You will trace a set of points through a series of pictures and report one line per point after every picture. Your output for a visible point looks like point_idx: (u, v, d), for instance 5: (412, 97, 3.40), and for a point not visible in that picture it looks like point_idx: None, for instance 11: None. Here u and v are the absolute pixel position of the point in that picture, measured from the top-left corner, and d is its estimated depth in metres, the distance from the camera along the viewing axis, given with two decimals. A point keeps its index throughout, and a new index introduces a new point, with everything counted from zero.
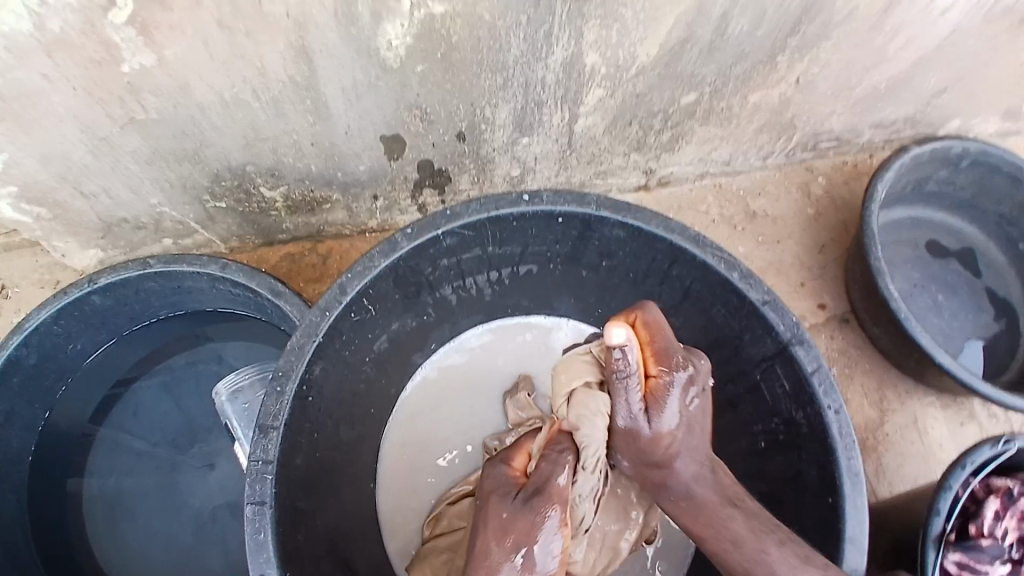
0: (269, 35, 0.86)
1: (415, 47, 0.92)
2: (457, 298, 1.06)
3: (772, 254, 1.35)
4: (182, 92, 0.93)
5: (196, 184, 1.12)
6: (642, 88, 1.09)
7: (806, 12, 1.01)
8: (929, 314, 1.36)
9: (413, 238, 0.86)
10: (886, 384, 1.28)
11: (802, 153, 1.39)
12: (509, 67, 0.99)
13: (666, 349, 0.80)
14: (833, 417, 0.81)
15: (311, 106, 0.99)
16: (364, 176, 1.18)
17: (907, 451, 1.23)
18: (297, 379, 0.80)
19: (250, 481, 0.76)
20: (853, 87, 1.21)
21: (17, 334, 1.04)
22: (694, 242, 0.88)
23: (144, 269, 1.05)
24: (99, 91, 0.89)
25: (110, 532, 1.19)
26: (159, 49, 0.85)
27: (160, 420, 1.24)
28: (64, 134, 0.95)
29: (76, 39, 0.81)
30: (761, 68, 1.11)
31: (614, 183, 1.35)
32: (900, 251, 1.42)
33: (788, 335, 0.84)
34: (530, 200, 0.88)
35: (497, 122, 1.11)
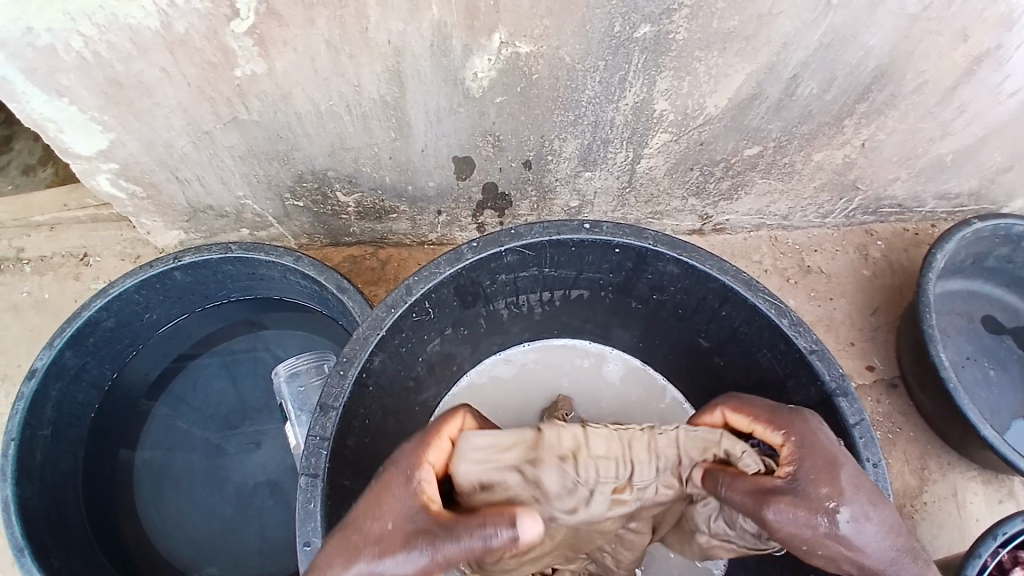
0: (368, 58, 0.94)
1: (498, 80, 0.99)
2: (509, 314, 1.11)
3: (822, 310, 1.35)
4: (283, 100, 1.02)
5: (280, 182, 1.22)
6: (707, 137, 1.14)
7: (876, 80, 1.04)
8: (980, 390, 1.34)
9: (478, 250, 0.92)
10: (928, 453, 1.25)
11: (861, 216, 1.40)
12: (582, 106, 1.05)
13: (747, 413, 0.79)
14: (871, 470, 0.81)
15: (395, 123, 1.07)
16: (432, 192, 1.26)
17: (944, 524, 1.20)
18: (359, 366, 0.86)
19: (307, 454, 0.82)
20: (919, 157, 1.22)
21: (99, 299, 1.14)
22: (747, 286, 0.91)
23: (224, 253, 1.14)
24: (209, 90, 0.99)
25: (156, 493, 1.27)
26: (270, 61, 0.94)
27: (216, 396, 1.33)
28: (172, 123, 1.06)
29: (199, 42, 0.91)
30: (827, 129, 1.14)
31: (669, 225, 1.39)
32: (954, 322, 1.40)
33: (832, 385, 0.86)
34: (591, 228, 0.93)
35: (563, 155, 1.17)
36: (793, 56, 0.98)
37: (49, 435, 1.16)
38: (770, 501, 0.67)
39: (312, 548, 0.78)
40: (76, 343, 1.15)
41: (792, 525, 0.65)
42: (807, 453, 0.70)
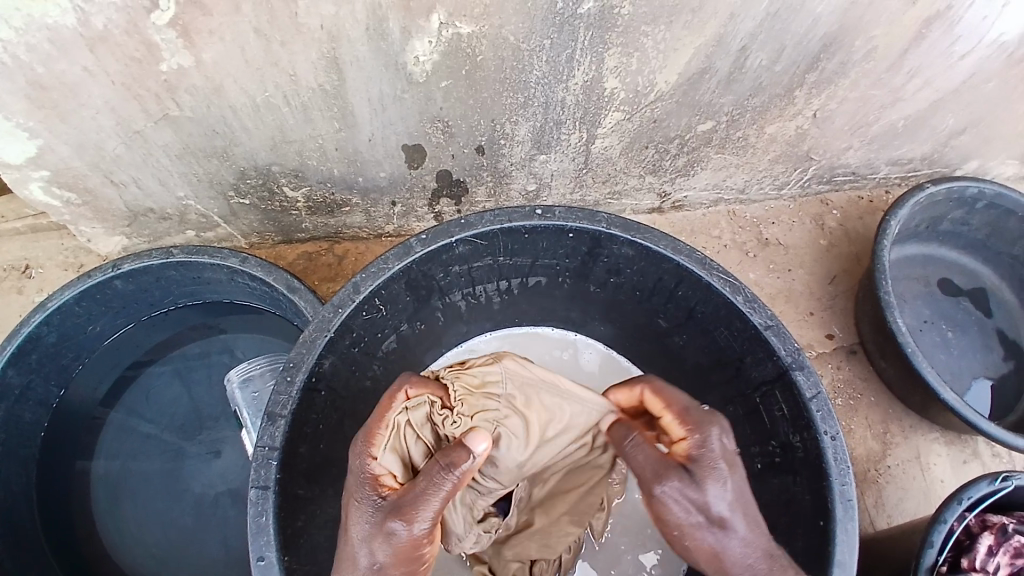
0: (303, 45, 0.90)
1: (442, 64, 0.96)
2: (466, 305, 1.09)
3: (782, 282, 1.36)
4: (216, 94, 0.97)
5: (222, 180, 1.16)
6: (660, 113, 1.12)
7: (825, 49, 1.03)
8: (936, 352, 1.37)
9: (427, 243, 0.89)
10: (890, 418, 1.28)
11: (816, 186, 1.41)
12: (531, 87, 1.02)
13: (681, 405, 0.81)
14: (828, 443, 0.82)
15: (338, 113, 1.03)
16: (384, 183, 1.21)
17: (907, 484, 1.23)
18: (306, 371, 0.83)
19: (256, 466, 0.78)
20: (870, 125, 1.23)
21: (38, 313, 1.08)
22: (701, 265, 0.90)
23: (166, 258, 1.09)
24: (135, 86, 0.93)
25: (112, 513, 1.22)
26: (198, 52, 0.89)
27: (170, 407, 1.28)
28: (100, 124, 0.99)
29: (119, 36, 0.85)
30: (779, 101, 1.13)
31: (628, 204, 1.38)
32: (910, 287, 1.42)
33: (789, 360, 0.85)
34: (543, 214, 0.90)
35: (516, 139, 1.14)
36: (742, 28, 0.96)
37: None
38: (668, 476, 0.73)
39: (267, 562, 0.75)
40: (16, 362, 1.09)
41: (679, 502, 0.73)
42: (645, 456, 0.77)
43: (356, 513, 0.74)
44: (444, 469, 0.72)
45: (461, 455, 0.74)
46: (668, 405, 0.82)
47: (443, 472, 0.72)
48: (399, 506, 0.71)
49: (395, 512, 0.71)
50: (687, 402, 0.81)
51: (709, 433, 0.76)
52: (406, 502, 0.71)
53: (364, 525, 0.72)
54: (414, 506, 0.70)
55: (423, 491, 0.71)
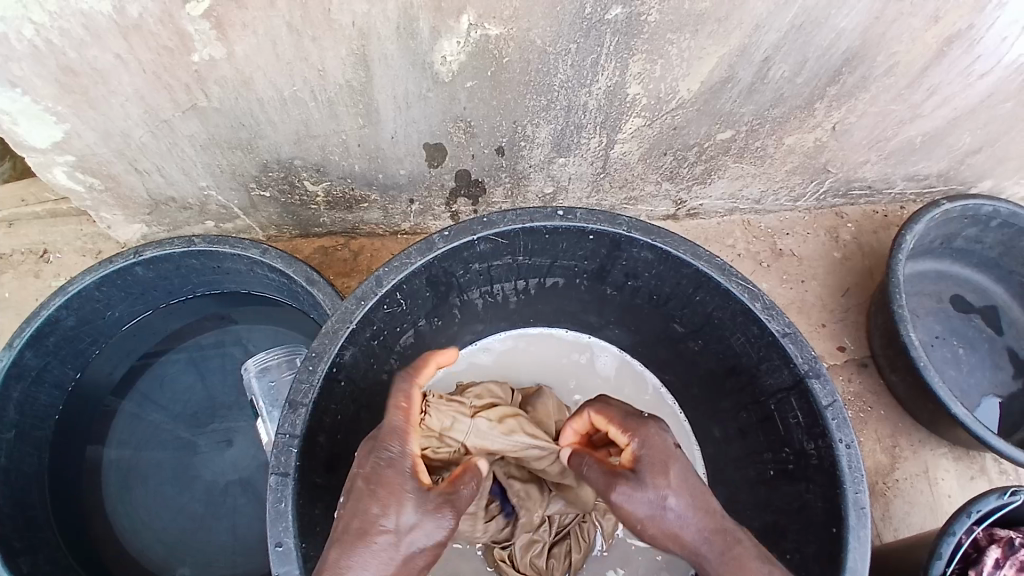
0: (333, 41, 0.91)
1: (469, 64, 0.97)
2: (483, 303, 1.10)
3: (795, 293, 1.36)
4: (245, 87, 0.98)
5: (245, 172, 1.18)
6: (680, 121, 1.13)
7: (847, 62, 1.04)
8: (946, 368, 1.37)
9: (449, 240, 0.90)
10: (899, 432, 1.28)
11: (832, 199, 1.41)
12: (555, 90, 1.03)
13: (619, 417, 0.81)
14: (843, 451, 0.82)
15: (363, 110, 1.04)
16: (403, 180, 1.23)
17: (914, 498, 1.23)
18: (328, 361, 0.84)
19: (276, 453, 0.79)
20: (888, 139, 1.24)
21: (59, 297, 1.09)
22: (721, 270, 0.90)
23: (188, 246, 1.10)
24: (166, 76, 0.95)
25: (124, 497, 1.23)
26: (230, 45, 0.91)
27: (184, 394, 1.29)
28: (128, 111, 1.01)
29: (153, 26, 0.86)
30: (799, 113, 1.14)
31: (644, 210, 1.39)
32: (921, 302, 1.42)
33: (805, 368, 0.86)
34: (564, 215, 0.91)
35: (537, 141, 1.15)
36: (766, 38, 0.97)
37: (10, 441, 1.11)
38: (614, 484, 0.74)
39: (286, 547, 0.76)
40: (35, 344, 1.10)
41: (634, 501, 0.73)
42: (593, 472, 0.79)
43: (399, 496, 0.71)
44: (474, 476, 0.80)
45: (479, 471, 0.81)
46: (610, 418, 0.81)
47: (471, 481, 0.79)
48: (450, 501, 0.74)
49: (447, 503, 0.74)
50: (629, 413, 0.81)
51: (645, 435, 0.76)
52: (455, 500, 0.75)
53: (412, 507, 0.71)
54: (462, 501, 0.76)
55: (464, 489, 0.77)
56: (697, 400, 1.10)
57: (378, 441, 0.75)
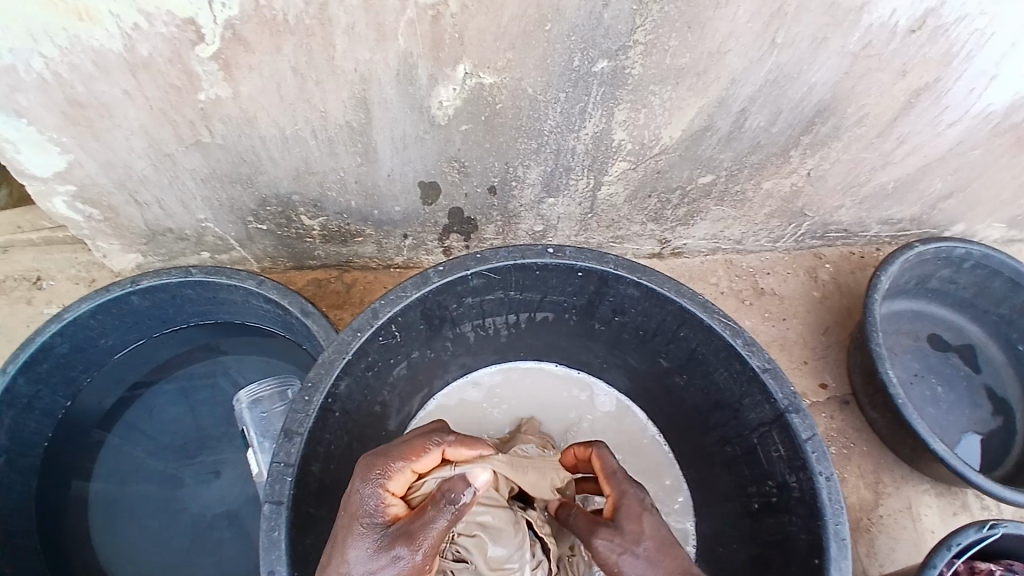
0: (335, 86, 0.96)
1: (463, 109, 1.02)
2: (475, 336, 1.13)
3: (776, 331, 1.40)
4: (249, 124, 1.03)
5: (245, 206, 1.22)
6: (664, 165, 1.18)
7: (819, 114, 1.11)
8: (926, 406, 1.41)
9: (444, 275, 0.94)
10: (882, 467, 1.31)
11: (810, 240, 1.47)
12: (544, 135, 1.09)
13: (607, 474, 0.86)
14: (824, 483, 0.86)
15: (362, 149, 1.09)
16: (398, 217, 1.27)
17: (899, 535, 1.25)
18: (324, 392, 0.86)
19: (271, 481, 0.81)
20: (861, 185, 1.30)
21: (53, 324, 1.11)
22: (703, 307, 0.94)
23: (185, 276, 1.13)
24: (173, 112, 0.99)
25: (109, 528, 1.22)
26: (235, 85, 0.95)
27: (173, 423, 1.29)
28: (134, 145, 1.05)
29: (163, 65, 0.91)
30: (775, 159, 1.20)
31: (630, 249, 1.44)
32: (900, 341, 1.47)
33: (785, 403, 0.89)
34: (553, 253, 0.95)
35: (527, 181, 1.20)
36: (742, 91, 1.04)
37: None
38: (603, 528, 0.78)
39: None
40: (27, 370, 1.12)
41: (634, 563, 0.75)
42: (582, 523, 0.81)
43: (358, 521, 0.70)
44: (445, 497, 0.69)
45: (459, 484, 0.71)
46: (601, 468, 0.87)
47: (445, 504, 0.69)
48: (408, 533, 0.68)
49: (405, 532, 0.68)
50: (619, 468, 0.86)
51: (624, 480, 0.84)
52: (417, 529, 0.68)
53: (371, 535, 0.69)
54: (422, 530, 0.68)
55: (428, 517, 0.68)
56: (683, 434, 1.13)
57: (362, 472, 0.74)
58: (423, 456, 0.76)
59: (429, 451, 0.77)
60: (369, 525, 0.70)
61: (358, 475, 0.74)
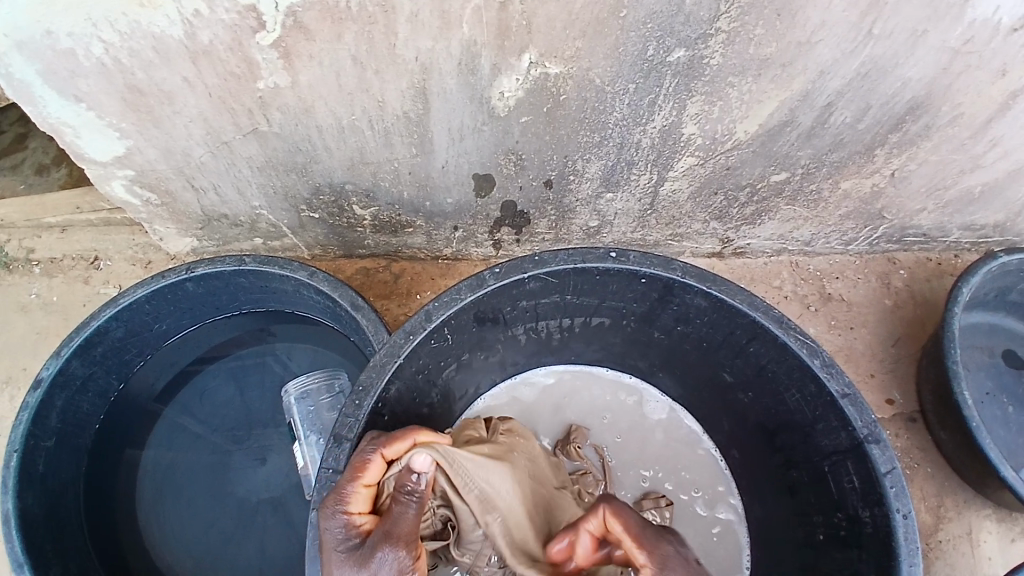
0: (395, 75, 0.93)
1: (525, 100, 0.98)
2: (527, 338, 1.09)
3: (842, 340, 1.32)
4: (305, 114, 1.00)
5: (297, 195, 1.20)
6: (734, 162, 1.11)
7: (911, 111, 1.01)
8: (995, 426, 1.30)
9: (500, 277, 0.90)
10: (945, 491, 1.22)
11: (885, 244, 1.37)
12: (608, 128, 1.03)
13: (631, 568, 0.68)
14: (900, 521, 0.79)
15: (417, 139, 1.05)
16: (449, 209, 1.23)
17: (959, 563, 1.16)
18: (375, 395, 0.83)
19: (319, 487, 0.79)
20: (948, 188, 1.20)
21: (109, 308, 1.13)
22: (778, 323, 0.88)
23: (239, 265, 1.12)
24: (230, 100, 0.98)
25: (155, 508, 1.24)
26: (295, 73, 0.93)
27: (222, 408, 1.30)
28: (189, 132, 1.04)
29: (223, 52, 0.89)
30: (857, 158, 1.11)
31: (689, 247, 1.37)
32: (972, 355, 1.37)
33: (864, 432, 0.82)
34: (617, 257, 0.90)
35: (586, 176, 1.15)
36: (829, 84, 0.95)
37: (52, 446, 1.14)
38: None
39: None
40: (83, 352, 1.14)
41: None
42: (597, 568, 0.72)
43: (337, 556, 0.68)
44: (402, 490, 0.69)
45: (407, 475, 0.70)
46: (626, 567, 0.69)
47: (406, 495, 0.68)
48: (386, 535, 0.66)
49: (379, 537, 0.66)
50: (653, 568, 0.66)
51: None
52: (392, 527, 0.66)
53: (347, 557, 0.67)
54: (396, 529, 0.66)
55: (395, 513, 0.67)
56: (742, 452, 1.07)
57: (321, 510, 0.72)
58: (367, 468, 0.73)
59: (370, 461, 0.73)
60: (344, 555, 0.67)
61: (320, 514, 0.71)
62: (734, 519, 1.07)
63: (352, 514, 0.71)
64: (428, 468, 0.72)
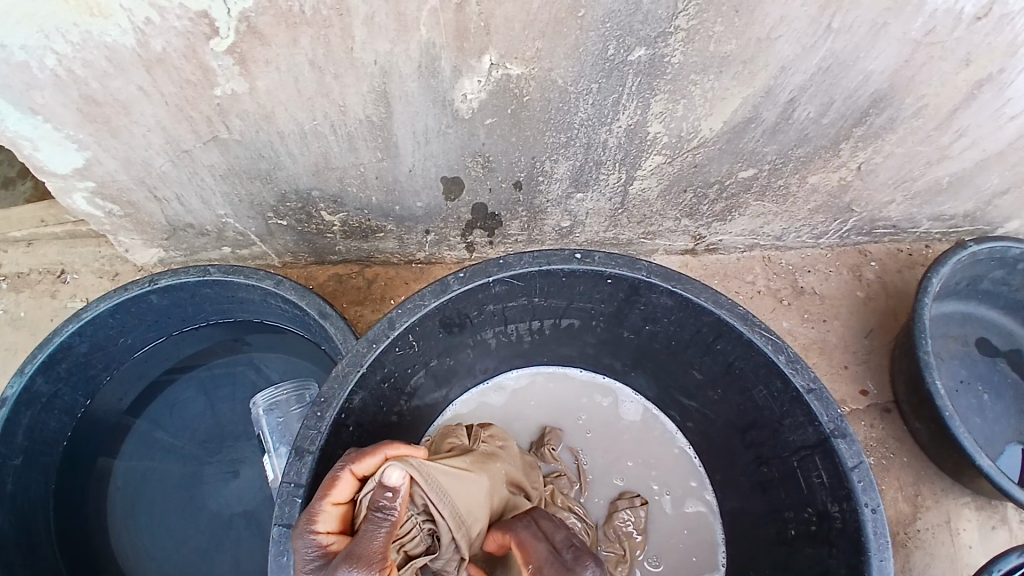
0: (355, 79, 0.91)
1: (488, 102, 0.97)
2: (497, 342, 1.08)
3: (815, 333, 1.33)
4: (266, 120, 0.98)
5: (263, 202, 1.18)
6: (702, 159, 1.11)
7: (874, 104, 1.02)
8: (971, 414, 1.32)
9: (465, 281, 0.89)
10: (921, 480, 1.23)
11: (855, 237, 1.38)
12: (574, 129, 1.03)
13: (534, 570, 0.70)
14: (869, 515, 0.79)
15: (382, 144, 1.04)
16: (420, 212, 1.22)
17: (937, 551, 1.17)
18: (336, 407, 0.82)
19: (280, 502, 0.77)
20: (915, 180, 1.21)
21: (71, 324, 1.10)
22: (742, 320, 0.88)
23: (202, 275, 1.10)
24: (188, 109, 0.95)
25: (126, 526, 1.21)
26: (252, 79, 0.91)
27: (193, 421, 1.27)
28: (148, 141, 1.02)
29: (177, 60, 0.87)
30: (824, 153, 1.12)
31: (662, 245, 1.37)
32: (946, 345, 1.38)
33: (830, 427, 0.83)
34: (582, 258, 0.90)
35: (555, 176, 1.14)
36: (792, 80, 0.96)
37: (16, 467, 1.11)
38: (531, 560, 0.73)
39: None
40: (45, 370, 1.11)
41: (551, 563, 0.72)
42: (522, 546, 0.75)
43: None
44: (374, 509, 0.66)
45: (378, 492, 0.67)
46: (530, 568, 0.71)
47: (375, 515, 0.66)
48: (351, 555, 0.63)
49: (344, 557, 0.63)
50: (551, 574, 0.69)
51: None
52: (359, 547, 0.63)
53: None
54: (362, 548, 0.63)
55: (363, 533, 0.64)
56: (717, 449, 1.07)
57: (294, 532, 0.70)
58: (337, 485, 0.72)
59: (340, 478, 0.72)
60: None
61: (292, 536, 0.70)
62: (711, 515, 1.07)
63: (323, 535, 0.69)
64: (402, 483, 0.69)
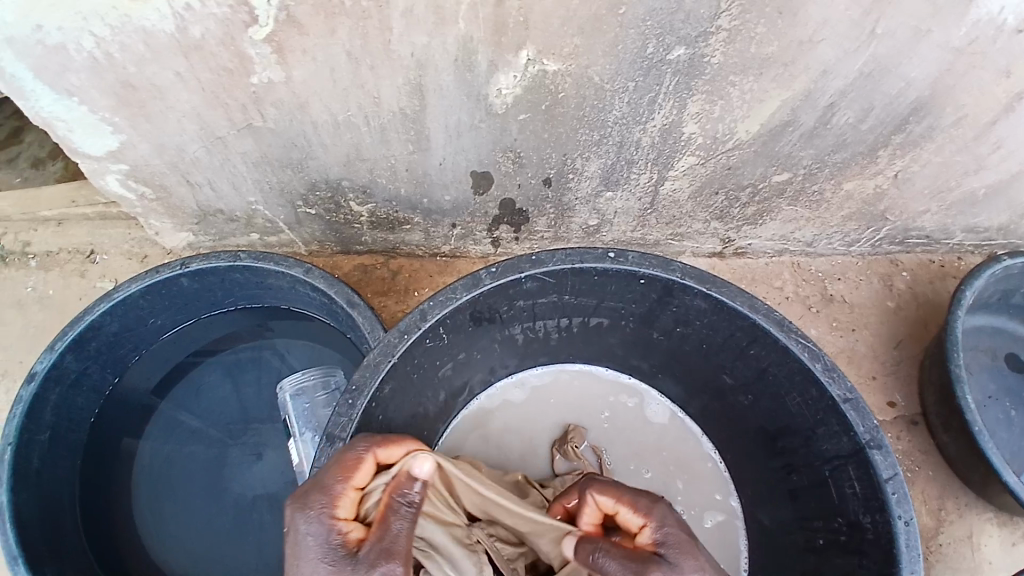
0: (390, 71, 0.91)
1: (523, 97, 0.96)
2: (525, 339, 1.08)
3: (843, 342, 1.30)
4: (300, 109, 0.99)
5: (293, 190, 1.19)
6: (735, 161, 1.10)
7: (914, 112, 1.00)
8: (999, 430, 1.29)
9: (496, 276, 0.88)
10: (947, 495, 1.20)
11: (887, 246, 1.35)
12: (608, 126, 1.01)
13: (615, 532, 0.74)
14: (903, 528, 0.79)
15: (414, 136, 1.04)
16: (448, 206, 1.22)
17: (961, 567, 1.15)
18: (369, 395, 0.82)
19: None
20: (951, 190, 1.18)
21: (104, 304, 1.12)
22: (778, 326, 0.86)
23: (233, 261, 1.11)
24: (224, 96, 0.96)
25: (150, 505, 1.23)
26: (288, 69, 0.91)
27: (218, 404, 1.29)
28: (183, 127, 1.03)
29: (215, 47, 0.88)
30: (860, 159, 1.10)
31: (689, 247, 1.35)
32: (976, 358, 1.35)
33: (867, 438, 0.81)
34: (615, 257, 0.89)
35: (585, 174, 1.13)
36: (832, 84, 0.94)
37: (46, 442, 1.14)
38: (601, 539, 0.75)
39: None
40: (77, 348, 1.13)
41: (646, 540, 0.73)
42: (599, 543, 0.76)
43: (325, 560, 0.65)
44: (405, 500, 0.70)
45: (408, 485, 0.71)
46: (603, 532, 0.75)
47: (402, 505, 0.70)
48: (383, 547, 0.65)
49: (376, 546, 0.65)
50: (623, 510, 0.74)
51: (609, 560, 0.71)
52: (390, 541, 0.66)
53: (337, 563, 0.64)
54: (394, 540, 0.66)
55: (392, 524, 0.68)
56: (743, 455, 1.06)
57: (304, 508, 0.68)
58: (357, 470, 0.72)
59: (361, 463, 0.72)
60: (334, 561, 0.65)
61: (302, 514, 0.68)
62: (734, 518, 1.06)
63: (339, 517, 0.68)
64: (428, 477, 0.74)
